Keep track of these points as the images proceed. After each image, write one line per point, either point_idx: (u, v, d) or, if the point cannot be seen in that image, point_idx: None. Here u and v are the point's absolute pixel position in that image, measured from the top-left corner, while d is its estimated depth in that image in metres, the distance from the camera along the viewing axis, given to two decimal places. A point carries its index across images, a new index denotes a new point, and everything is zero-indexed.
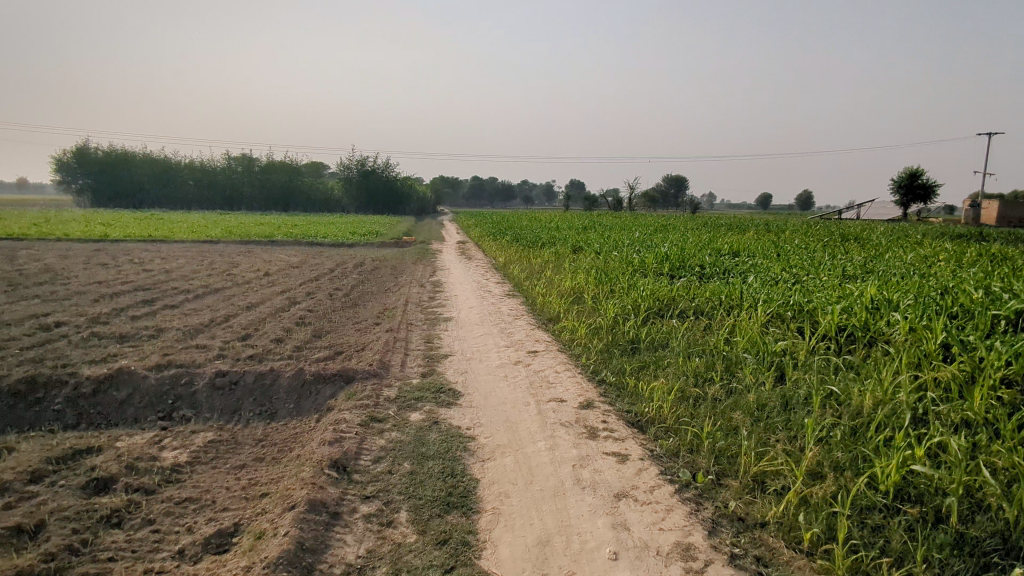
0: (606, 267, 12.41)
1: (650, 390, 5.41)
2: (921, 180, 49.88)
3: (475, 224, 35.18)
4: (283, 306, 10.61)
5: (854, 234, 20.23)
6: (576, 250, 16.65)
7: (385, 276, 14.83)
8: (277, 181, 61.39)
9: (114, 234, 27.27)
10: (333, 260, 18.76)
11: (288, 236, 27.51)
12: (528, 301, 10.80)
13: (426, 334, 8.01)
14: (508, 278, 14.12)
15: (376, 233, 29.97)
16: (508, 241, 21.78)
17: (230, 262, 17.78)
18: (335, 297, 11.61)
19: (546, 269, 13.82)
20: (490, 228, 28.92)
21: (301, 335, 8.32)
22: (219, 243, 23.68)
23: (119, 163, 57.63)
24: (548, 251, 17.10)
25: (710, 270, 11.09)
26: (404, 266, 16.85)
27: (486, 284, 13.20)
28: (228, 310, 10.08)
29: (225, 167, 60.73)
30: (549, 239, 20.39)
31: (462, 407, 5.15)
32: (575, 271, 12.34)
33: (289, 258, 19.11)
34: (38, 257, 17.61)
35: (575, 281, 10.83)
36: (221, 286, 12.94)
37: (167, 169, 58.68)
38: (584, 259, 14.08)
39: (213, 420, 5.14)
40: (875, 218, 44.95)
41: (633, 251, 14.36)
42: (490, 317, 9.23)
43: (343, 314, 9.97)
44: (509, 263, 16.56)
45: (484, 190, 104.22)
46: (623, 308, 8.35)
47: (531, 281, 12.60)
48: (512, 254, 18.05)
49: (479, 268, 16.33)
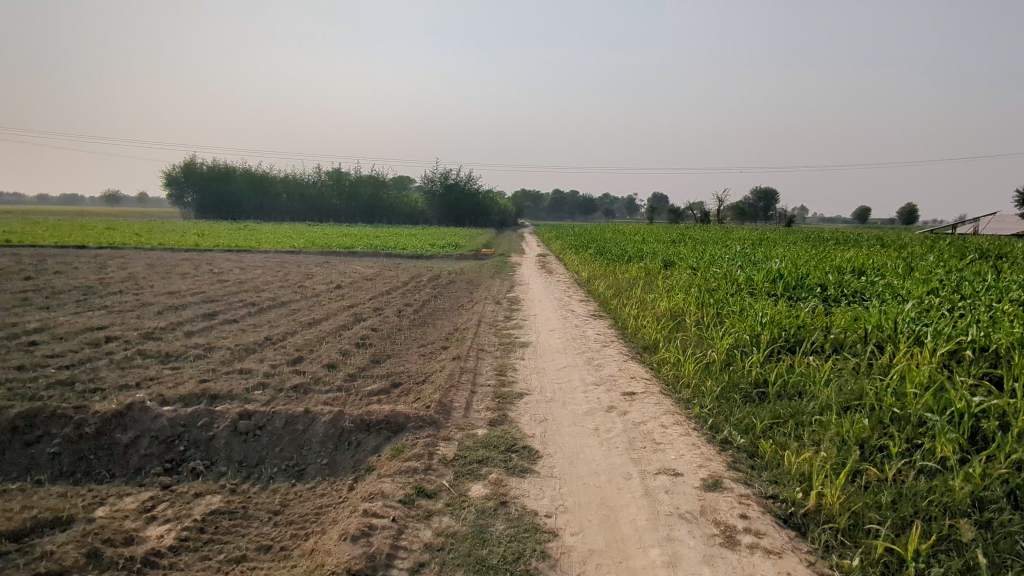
0: (707, 286, 10.77)
1: (799, 465, 3.92)
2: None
3: (556, 237, 33.84)
4: (346, 323, 9.69)
5: (994, 249, 17.43)
6: (669, 266, 15.00)
7: (460, 291, 13.80)
8: (363, 194, 62.64)
9: (206, 244, 27.93)
10: (408, 272, 18.00)
11: (368, 247, 27.28)
12: (617, 324, 9.37)
13: (499, 363, 6.79)
14: (593, 296, 12.72)
15: (455, 245, 29.24)
16: (592, 254, 20.32)
17: (306, 274, 17.35)
18: (404, 315, 10.61)
19: (636, 287, 12.30)
20: (572, 240, 27.58)
21: (358, 360, 7.30)
22: (299, 254, 23.59)
23: (219, 177, 60.53)
24: (636, 266, 15.56)
25: (836, 292, 9.28)
26: (480, 280, 15.80)
27: (569, 302, 11.85)
28: (288, 327, 9.26)
29: (315, 180, 62.59)
30: (637, 252, 18.80)
31: (540, 478, 3.86)
32: (671, 291, 10.76)
33: (364, 270, 18.50)
34: (125, 265, 17.84)
35: (673, 302, 9.29)
36: (289, 299, 12.29)
37: (262, 182, 61.11)
38: (680, 277, 12.44)
39: (225, 478, 4.09)
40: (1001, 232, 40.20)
41: (737, 267, 12.61)
42: (574, 344, 7.89)
43: (408, 335, 8.90)
44: (593, 278, 15.16)
45: (566, 203, 103.02)
46: (739, 339, 6.78)
47: (620, 301, 11.14)
48: (596, 268, 16.64)
49: (560, 284, 15.02)
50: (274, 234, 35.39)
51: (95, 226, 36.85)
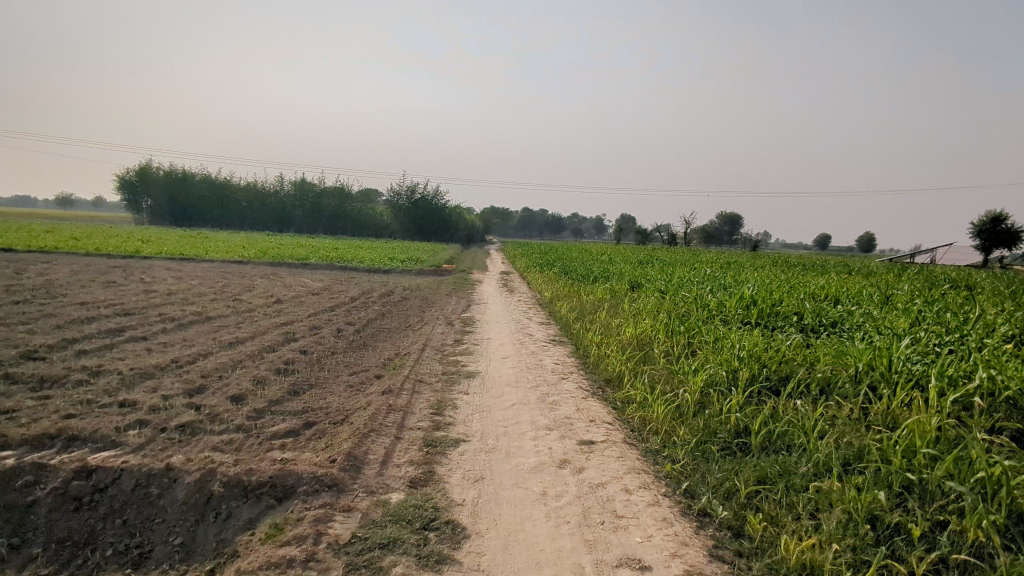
0: (676, 311, 9.95)
1: (801, 554, 3.02)
2: (1007, 223, 45.42)
3: (521, 254, 33.04)
4: (273, 344, 8.55)
5: (962, 279, 17.14)
6: (636, 287, 14.22)
7: (411, 310, 12.74)
8: (327, 205, 61.00)
9: (150, 251, 26.23)
10: (361, 287, 16.87)
11: (323, 260, 25.99)
12: (578, 352, 8.45)
13: (436, 400, 5.78)
14: (554, 319, 11.79)
15: (417, 260, 28.11)
16: (555, 274, 19.47)
17: (248, 286, 16.05)
18: (342, 336, 9.52)
19: (600, 310, 11.43)
20: (537, 259, 26.75)
21: (273, 391, 6.20)
22: (248, 264, 22.18)
23: (176, 183, 58.29)
24: (601, 287, 14.72)
25: (814, 323, 8.55)
26: (435, 298, 14.76)
27: (527, 324, 10.92)
28: (203, 348, 8.09)
29: (277, 189, 60.79)
30: (603, 273, 18.00)
31: (461, 572, 2.87)
32: (638, 315, 9.89)
33: (313, 283, 17.27)
34: (47, 270, 16.26)
35: (641, 328, 8.42)
36: (219, 315, 11.07)
37: (222, 190, 59.09)
38: (647, 300, 11.63)
39: (32, 566, 2.99)
40: (954, 262, 40.88)
41: (707, 292, 11.86)
42: (527, 375, 6.92)
43: (341, 360, 7.83)
44: (555, 299, 14.26)
45: (534, 221, 102.77)
46: (713, 375, 5.90)
47: (583, 325, 10.23)
48: (560, 288, 15.76)
49: (520, 304, 14.09)
50: (228, 243, 33.72)
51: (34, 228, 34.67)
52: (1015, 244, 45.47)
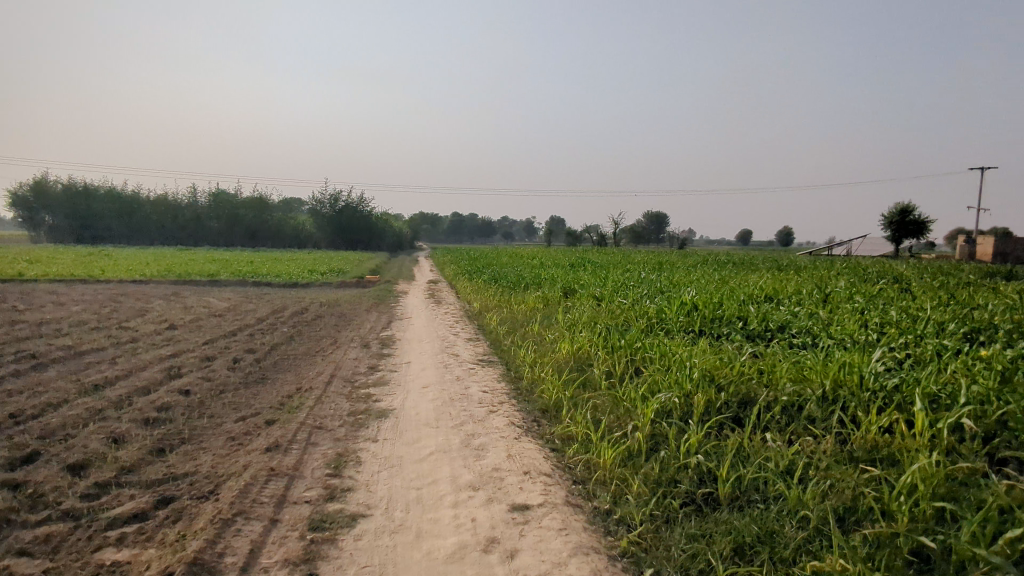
0: (614, 321, 9.23)
1: None
2: (913, 214, 47.91)
3: (451, 261, 32.00)
4: (150, 383, 7.18)
5: (886, 271, 17.39)
6: (570, 294, 13.44)
7: (325, 330, 11.51)
8: (245, 215, 57.82)
9: (35, 272, 23.51)
10: (273, 305, 15.39)
11: (236, 275, 24.06)
12: (509, 374, 7.51)
13: (336, 454, 4.70)
14: (483, 333, 10.85)
15: (340, 272, 26.58)
16: (486, 281, 18.47)
17: (141, 309, 14.28)
18: (239, 368, 8.21)
19: (534, 322, 10.58)
20: (468, 265, 25.77)
21: (131, 452, 4.94)
22: (147, 283, 20.10)
23: (76, 197, 53.81)
24: (533, 295, 13.91)
25: (760, 330, 8.02)
26: (355, 314, 13.54)
27: (453, 342, 9.89)
28: (57, 394, 6.65)
29: (189, 201, 57.09)
30: (534, 278, 17.23)
31: None
32: (575, 327, 9.08)
33: (219, 303, 15.67)
34: None
35: (580, 344, 7.61)
36: (94, 347, 9.49)
37: (128, 203, 54.90)
38: (583, 308, 10.86)
39: None
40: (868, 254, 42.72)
41: (646, 298, 11.19)
42: (450, 410, 5.92)
43: (230, 401, 6.57)
44: (485, 311, 13.34)
45: (465, 226, 101.66)
46: (666, 402, 5.17)
47: (515, 340, 9.32)
48: (490, 298, 14.84)
49: (448, 318, 13.07)
50: (130, 260, 31.00)
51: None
52: (920, 234, 48.06)
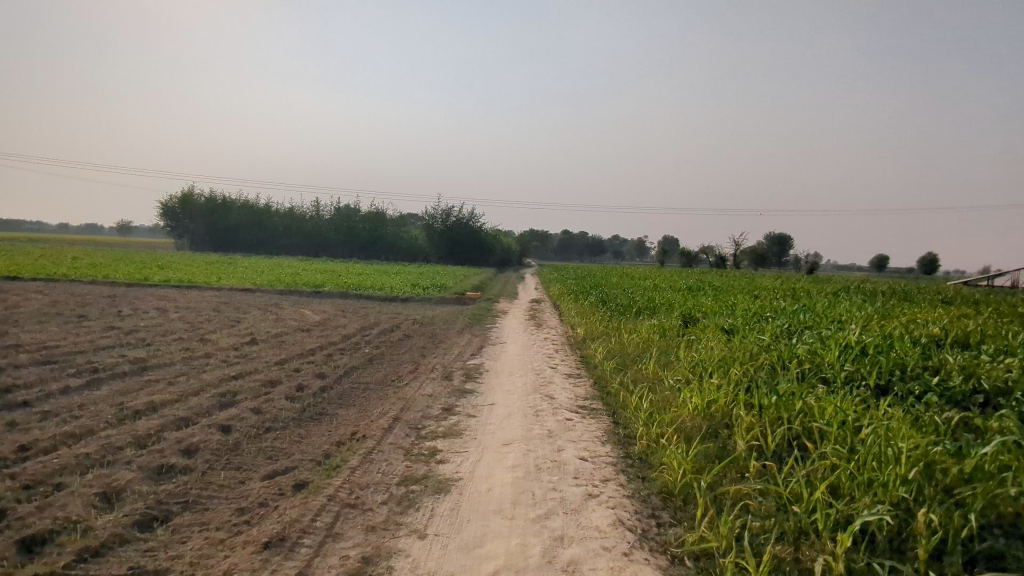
0: (754, 366, 7.26)
1: None
2: None
3: (559, 279, 30.46)
4: (191, 415, 6.13)
5: None
6: (691, 326, 11.42)
7: (410, 353, 10.30)
8: (363, 229, 59.57)
9: (163, 278, 24.57)
10: (366, 321, 14.55)
11: (341, 287, 23.94)
12: (617, 432, 5.77)
13: (359, 562, 3.21)
14: (586, 368, 9.16)
15: (443, 287, 25.85)
16: (593, 305, 16.69)
17: (236, 319, 13.89)
18: (298, 399, 7.05)
19: (647, 358, 8.76)
20: (576, 284, 24.08)
21: (108, 523, 3.72)
22: (255, 293, 20.17)
23: (217, 209, 58.08)
24: (647, 323, 12.01)
25: (974, 386, 5.77)
26: (446, 336, 12.28)
27: (550, 379, 8.26)
28: (86, 423, 5.73)
29: (313, 214, 59.78)
30: (649, 303, 15.27)
31: None
32: (702, 373, 7.19)
33: (314, 316, 15.06)
34: (18, 303, 14.42)
35: (712, 402, 5.78)
36: (165, 362, 8.81)
37: (259, 215, 58.40)
38: (710, 345, 8.89)
39: None
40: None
41: (790, 337, 9.02)
42: (534, 488, 4.29)
43: (268, 447, 5.34)
44: (590, 340, 11.61)
45: (575, 244, 100.05)
46: (868, 519, 3.31)
47: (625, 384, 7.53)
48: (597, 324, 13.09)
49: (548, 345, 11.50)
50: (252, 269, 32.16)
51: (64, 256, 33.88)
52: None
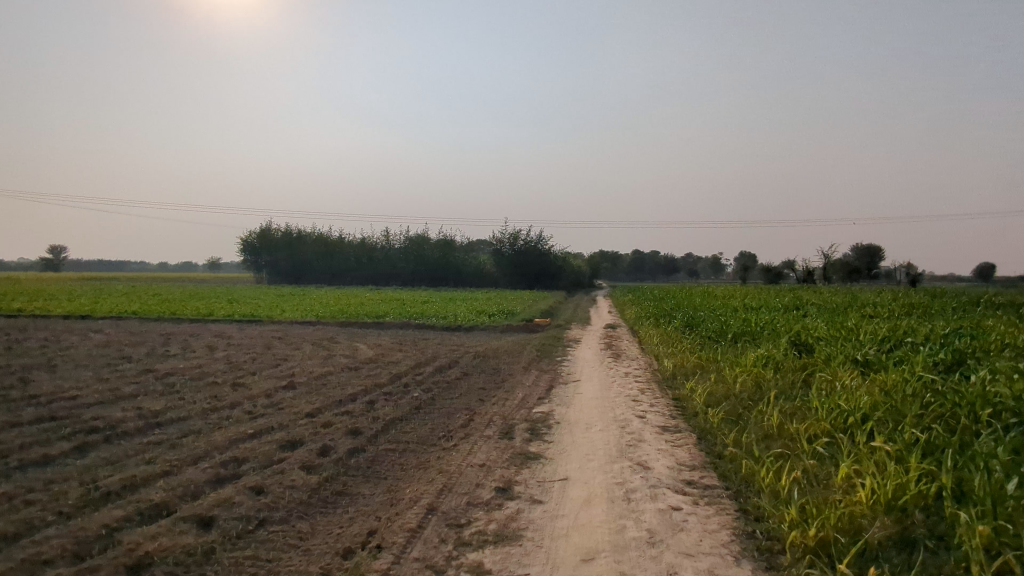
0: (934, 424, 5.19)
1: None
2: None
3: (635, 301, 28.29)
4: (171, 498, 4.70)
5: None
6: (813, 358, 9.26)
7: (467, 398, 8.67)
8: (431, 255, 59.18)
9: (228, 312, 24.18)
10: (422, 356, 13.08)
11: (403, 316, 22.77)
12: (754, 538, 3.91)
13: None
14: (682, 417, 7.24)
15: (511, 314, 24.21)
16: (679, 331, 14.56)
17: (283, 356, 12.74)
18: (317, 469, 5.52)
19: (769, 408, 6.80)
20: (656, 306, 21.92)
21: None
22: (314, 326, 19.21)
23: (293, 242, 59.24)
24: (752, 354, 9.91)
25: None
26: (511, 373, 10.60)
27: (640, 434, 6.41)
28: (32, 515, 4.37)
29: (383, 243, 59.91)
30: (746, 328, 13.05)
31: None
32: (861, 433, 5.21)
33: (367, 351, 13.73)
34: (67, 344, 13.81)
35: (902, 498, 3.88)
36: (181, 414, 7.54)
37: (332, 247, 59.20)
38: (853, 388, 6.82)
39: None
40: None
41: (962, 376, 6.79)
42: None
43: (249, 559, 3.78)
44: (681, 377, 9.63)
45: (648, 264, 96.82)
46: None
47: (746, 445, 5.61)
48: (687, 355, 11.06)
49: (632, 383, 9.60)
50: (322, 300, 31.79)
51: (142, 293, 34.78)
52: None
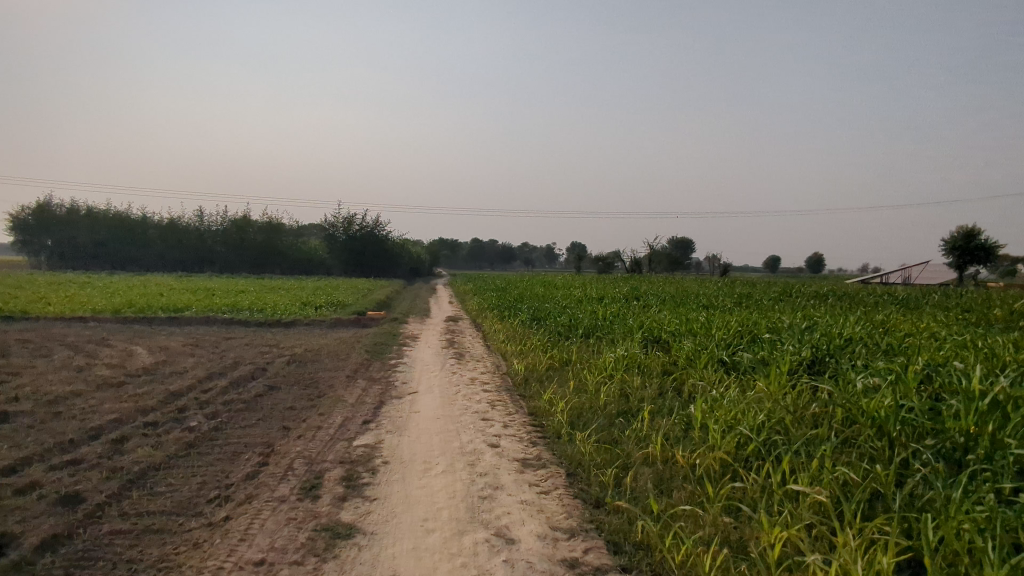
0: (853, 460, 4.25)
1: None
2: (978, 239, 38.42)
3: (476, 291, 27.07)
4: None
5: None
6: (675, 358, 8.36)
7: (266, 426, 6.57)
8: (254, 238, 53.49)
9: None
10: (218, 362, 10.50)
11: (209, 309, 19.34)
12: None
13: None
14: (542, 440, 5.82)
15: (341, 306, 21.74)
16: (525, 326, 13.32)
17: (14, 369, 9.46)
18: None
19: (647, 434, 5.58)
20: (499, 296, 20.73)
21: None
22: (84, 324, 15.37)
23: (80, 220, 50.30)
24: (609, 354, 8.84)
25: None
26: (331, 385, 8.57)
27: (494, 477, 4.84)
28: None
29: (195, 224, 53.00)
30: (596, 322, 12.13)
31: None
32: (776, 474, 4.14)
33: (144, 358, 10.80)
34: None
35: None
36: None
37: (132, 227, 51.21)
38: (738, 400, 5.83)
39: None
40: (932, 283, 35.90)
41: (844, 384, 6.08)
42: None
43: None
44: (533, 384, 8.28)
45: (486, 252, 97.23)
46: None
47: (637, 497, 4.30)
48: (537, 356, 9.78)
49: (477, 393, 8.07)
50: (110, 289, 26.65)
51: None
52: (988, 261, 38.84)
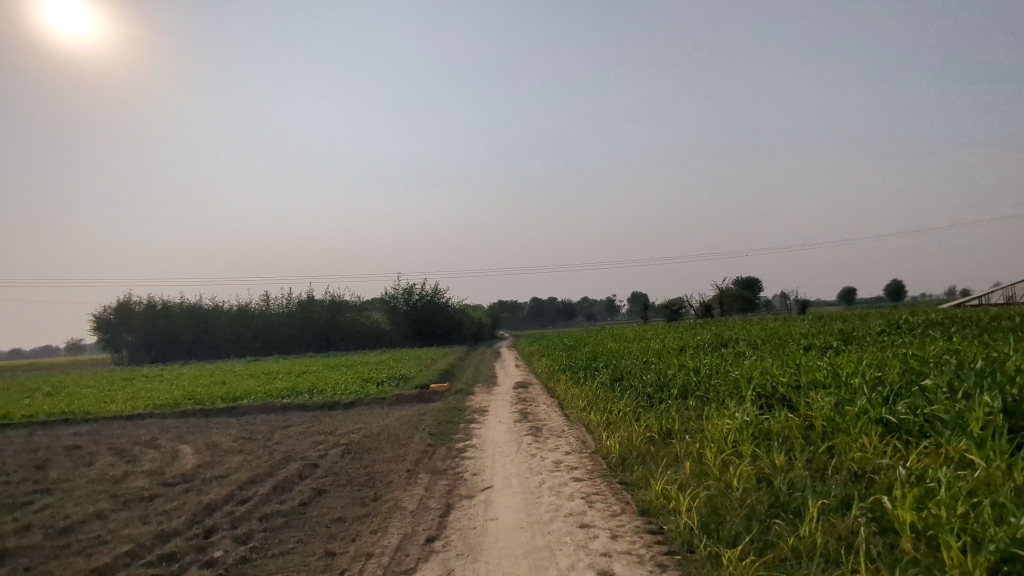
0: None
1: None
2: None
3: (544, 351, 25.46)
4: None
5: None
6: (813, 420, 6.53)
7: (307, 551, 5.16)
8: (319, 317, 53.94)
9: (40, 410, 18.78)
10: (267, 460, 9.28)
11: (270, 394, 18.49)
12: None
13: None
14: (671, 561, 4.15)
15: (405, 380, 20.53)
16: (607, 389, 11.61)
17: (47, 485, 8.49)
18: None
19: (826, 546, 3.86)
20: (570, 355, 19.04)
21: None
22: (140, 422, 14.63)
23: (156, 315, 52.10)
24: (724, 419, 7.07)
25: None
26: (390, 482, 7.14)
27: None
28: None
29: (262, 309, 53.92)
30: (692, 377, 10.31)
31: None
32: None
33: (190, 459, 9.70)
34: None
35: None
36: None
37: (204, 317, 52.62)
38: (950, 484, 4.05)
39: None
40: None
41: None
42: None
43: None
44: (634, 467, 6.60)
45: (548, 310, 95.75)
46: None
47: None
48: (631, 427, 8.09)
49: (565, 483, 6.43)
50: (180, 380, 26.52)
51: None
52: None
